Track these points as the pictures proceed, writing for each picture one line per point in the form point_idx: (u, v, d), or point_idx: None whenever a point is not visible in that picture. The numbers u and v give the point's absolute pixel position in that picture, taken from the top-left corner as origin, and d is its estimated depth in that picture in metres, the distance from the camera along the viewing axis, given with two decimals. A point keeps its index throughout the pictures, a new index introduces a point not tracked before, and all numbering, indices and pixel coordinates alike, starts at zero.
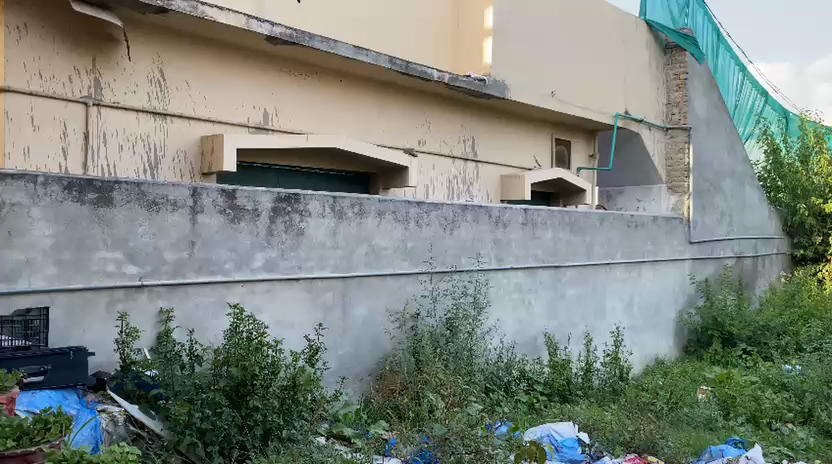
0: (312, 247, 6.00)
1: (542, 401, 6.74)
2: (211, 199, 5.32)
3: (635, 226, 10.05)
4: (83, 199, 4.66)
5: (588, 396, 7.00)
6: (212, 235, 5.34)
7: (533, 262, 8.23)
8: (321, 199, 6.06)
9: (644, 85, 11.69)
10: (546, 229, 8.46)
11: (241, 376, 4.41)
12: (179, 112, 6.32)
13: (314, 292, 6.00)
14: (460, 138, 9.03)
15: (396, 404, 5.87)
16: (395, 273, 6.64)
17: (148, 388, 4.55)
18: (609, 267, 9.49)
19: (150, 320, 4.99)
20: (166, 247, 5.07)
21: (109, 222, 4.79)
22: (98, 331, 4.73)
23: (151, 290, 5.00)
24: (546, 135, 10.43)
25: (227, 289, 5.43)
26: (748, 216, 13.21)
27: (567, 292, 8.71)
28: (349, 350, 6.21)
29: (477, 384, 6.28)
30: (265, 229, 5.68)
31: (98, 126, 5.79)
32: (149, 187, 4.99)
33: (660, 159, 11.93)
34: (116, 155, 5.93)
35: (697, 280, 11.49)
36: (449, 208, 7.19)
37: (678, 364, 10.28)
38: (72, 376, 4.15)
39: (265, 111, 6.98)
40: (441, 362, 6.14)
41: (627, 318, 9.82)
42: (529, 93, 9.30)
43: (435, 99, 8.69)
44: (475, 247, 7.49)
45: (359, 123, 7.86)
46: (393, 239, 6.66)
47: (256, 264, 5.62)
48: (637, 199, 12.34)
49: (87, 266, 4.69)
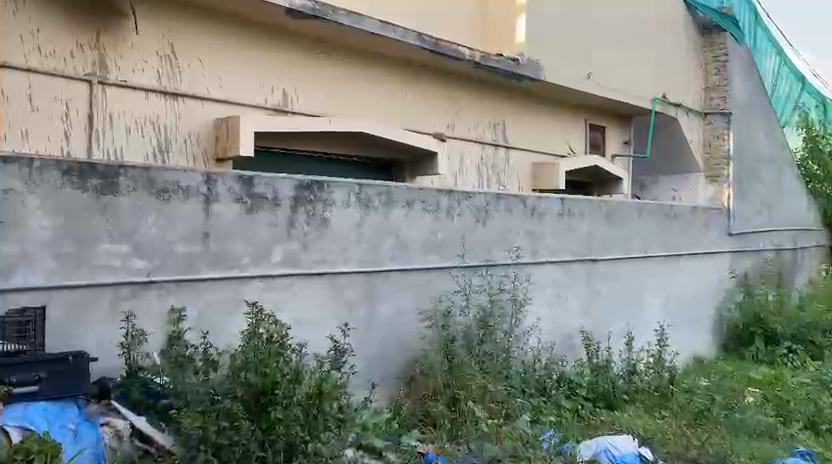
0: (337, 239, 5.49)
1: (586, 408, 6.10)
2: (226, 186, 4.82)
3: (673, 217, 9.45)
4: (84, 186, 4.17)
5: (636, 402, 6.39)
6: (227, 226, 4.84)
7: (569, 256, 7.66)
8: (346, 187, 5.55)
9: (681, 68, 11.05)
10: (583, 220, 7.90)
11: (260, 384, 3.90)
12: (192, 93, 5.82)
13: (338, 289, 5.49)
14: (490, 123, 8.47)
15: (429, 411, 5.37)
16: (424, 268, 6.11)
17: (158, 396, 4.10)
18: (647, 260, 8.91)
19: (158, 319, 4.50)
20: (177, 239, 4.58)
21: (114, 211, 4.30)
22: (102, 333, 4.25)
23: (160, 287, 4.51)
24: (579, 120, 9.83)
25: (243, 285, 4.93)
26: (787, 207, 12.52)
27: (604, 287, 8.14)
28: (375, 351, 5.70)
29: (515, 388, 5.73)
30: (286, 220, 5.17)
31: (103, 106, 5.29)
32: (158, 173, 4.49)
33: (698, 146, 11.31)
34: (124, 138, 5.44)
35: (737, 274, 10.82)
36: (482, 197, 6.65)
37: (716, 362, 9.60)
38: (74, 384, 3.72)
39: (284, 93, 6.47)
40: (477, 365, 5.59)
41: (665, 314, 9.21)
42: (564, 75, 8.71)
43: (464, 81, 8.15)
44: (509, 239, 6.94)
45: (384, 107, 7.34)
46: (423, 231, 6.13)
47: (275, 258, 5.11)
48: (672, 188, 11.76)
49: (89, 261, 4.20)
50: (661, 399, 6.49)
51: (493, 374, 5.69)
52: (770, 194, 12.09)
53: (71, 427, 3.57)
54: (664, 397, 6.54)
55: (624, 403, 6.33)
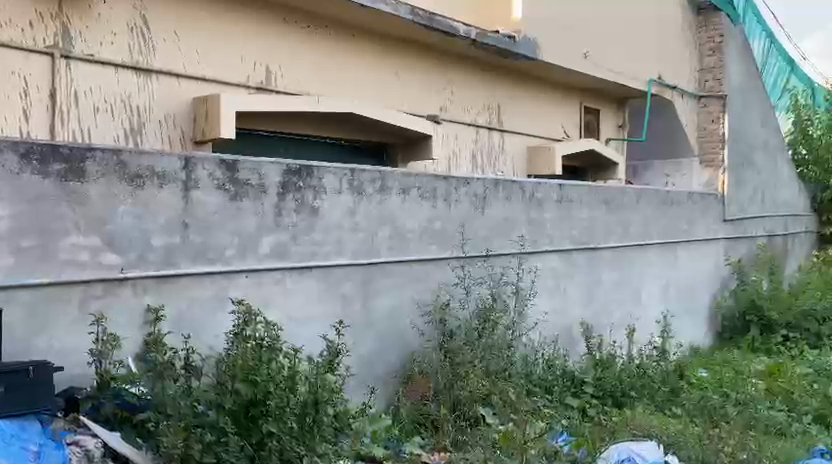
0: (328, 229, 5.04)
1: (593, 406, 5.76)
2: (207, 171, 4.35)
3: (670, 204, 9.14)
4: (46, 171, 3.67)
5: (644, 398, 6.05)
6: (210, 215, 4.37)
7: (569, 245, 7.31)
8: (338, 172, 5.10)
9: (674, 49, 10.74)
10: (582, 207, 7.55)
11: (250, 394, 3.51)
12: (167, 69, 5.31)
13: (331, 283, 5.06)
14: (484, 105, 8.06)
15: (430, 414, 4.99)
16: (422, 259, 5.70)
17: (135, 409, 3.59)
18: (645, 248, 8.58)
19: (134, 321, 4.03)
20: (154, 230, 4.11)
21: (81, 199, 3.81)
22: (70, 336, 3.77)
23: (135, 284, 4.03)
24: (574, 102, 9.46)
25: (227, 280, 4.47)
26: (780, 193, 12.28)
27: (603, 277, 7.80)
28: (371, 350, 5.28)
29: (518, 387, 5.38)
30: (273, 208, 4.72)
31: (67, 83, 4.77)
32: (131, 156, 4.01)
33: (692, 130, 11.03)
34: (92, 118, 4.92)
35: (733, 261, 10.56)
36: (480, 182, 6.25)
37: (714, 352, 9.33)
38: (35, 398, 3.25)
39: (267, 70, 5.98)
40: (480, 363, 5.24)
41: (663, 304, 8.90)
42: (561, 55, 8.32)
43: (457, 59, 7.72)
44: (508, 228, 6.55)
45: (373, 86, 6.88)
46: (420, 220, 5.72)
47: (263, 250, 4.66)
48: (665, 174, 11.53)
49: (53, 256, 3.71)
50: (670, 395, 6.17)
51: (497, 373, 5.30)
52: (764, 179, 11.85)
53: (32, 450, 3.10)
54: (673, 393, 6.22)
55: (631, 399, 5.99)
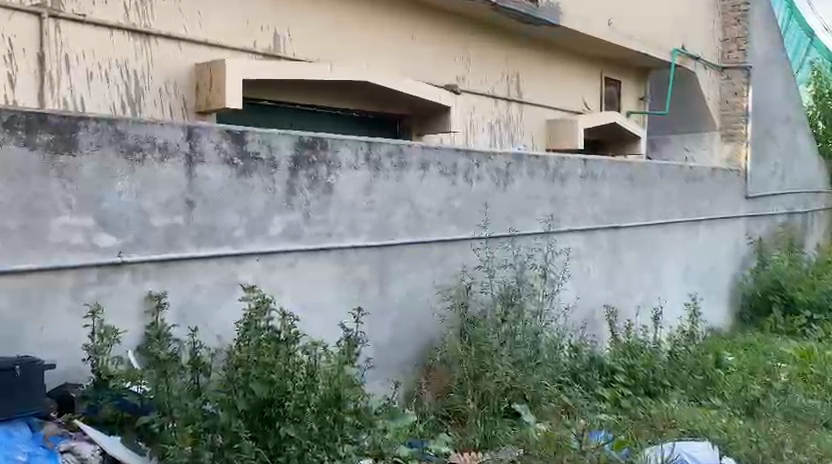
0: (343, 208, 4.64)
1: (626, 396, 5.42)
2: (212, 143, 3.93)
3: (693, 180, 8.73)
4: (32, 142, 3.26)
5: (679, 388, 5.67)
6: (216, 193, 3.96)
7: (592, 224, 6.90)
8: (354, 146, 4.68)
9: (696, 17, 10.25)
10: (606, 183, 7.13)
11: (265, 395, 3.12)
12: (166, 32, 4.85)
13: (346, 266, 4.67)
14: (503, 75, 7.62)
15: (456, 407, 4.59)
16: (442, 240, 5.31)
17: (135, 409, 3.20)
18: (668, 228, 8.17)
19: (134, 310, 3.64)
20: (154, 210, 3.70)
21: (73, 175, 3.40)
22: (62, 328, 3.38)
23: (135, 269, 3.64)
24: (594, 73, 9.01)
25: (236, 264, 4.08)
26: (801, 169, 11.80)
27: (626, 257, 7.39)
28: (388, 337, 4.91)
29: (548, 376, 4.99)
30: (285, 185, 4.30)
31: (57, 46, 4.31)
32: (128, 126, 3.60)
33: (714, 103, 10.58)
34: (85, 86, 4.48)
35: (754, 241, 10.18)
36: (502, 157, 5.83)
37: (736, 335, 8.91)
38: (23, 401, 2.87)
39: (275, 35, 5.54)
40: (506, 352, 4.87)
41: (685, 285, 8.47)
42: (583, 21, 7.84)
43: (473, 26, 7.27)
44: (531, 206, 6.14)
45: (387, 53, 6.45)
46: (440, 197, 5.31)
47: (273, 231, 4.26)
48: (686, 148, 11.13)
49: (42, 238, 3.31)
50: (707, 384, 5.75)
51: (526, 362, 4.95)
52: (786, 155, 11.37)
53: (21, 460, 2.72)
54: (710, 381, 5.82)
55: (665, 389, 5.62)
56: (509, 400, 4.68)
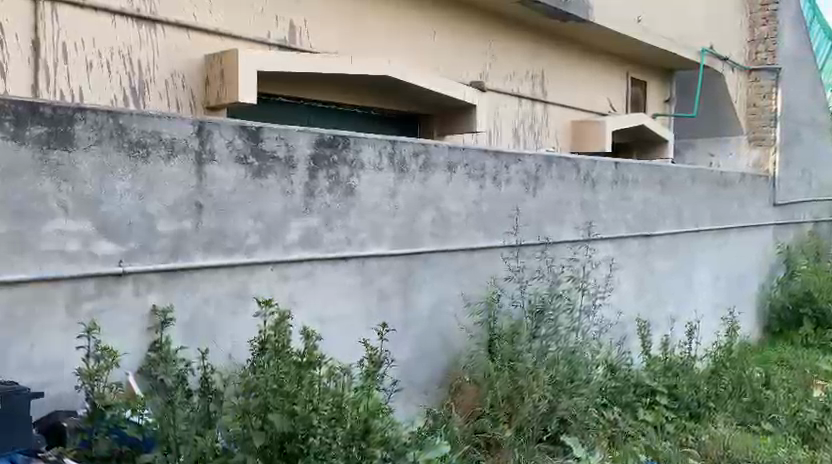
0: (365, 213, 4.23)
1: (671, 421, 5.01)
2: (225, 139, 3.52)
3: (724, 185, 8.31)
4: (22, 136, 2.86)
5: (723, 411, 5.26)
6: (228, 195, 3.55)
7: (623, 231, 6.47)
8: (378, 144, 4.27)
9: (723, 17, 9.89)
10: (637, 188, 6.71)
11: (287, 429, 2.72)
12: (175, 19, 4.46)
13: (368, 276, 4.25)
14: (527, 72, 7.23)
15: (488, 433, 4.21)
16: (469, 247, 4.88)
17: (131, 443, 2.78)
18: (698, 235, 7.73)
19: (137, 326, 3.23)
20: (159, 213, 3.29)
21: (69, 174, 3.00)
22: (54, 348, 2.97)
23: (137, 280, 3.23)
24: (619, 73, 8.66)
25: (249, 274, 3.66)
26: (829, 175, 11.29)
27: (656, 266, 6.96)
28: (413, 354, 4.49)
29: (586, 398, 4.57)
30: (303, 188, 3.89)
31: (53, 31, 3.92)
32: (131, 120, 3.19)
33: (741, 107, 10.28)
34: (83, 76, 4.07)
35: (782, 247, 9.54)
36: (532, 159, 5.41)
37: (767, 348, 8.38)
38: (7, 435, 2.44)
39: (291, 25, 5.15)
40: (543, 371, 4.45)
41: (716, 296, 7.99)
42: (613, 17, 7.45)
43: (498, 20, 6.88)
44: (562, 211, 5.72)
45: (408, 47, 6.06)
46: (468, 201, 4.89)
47: (291, 238, 3.84)
48: (710, 153, 10.77)
49: (33, 246, 2.90)
50: (752, 406, 5.35)
51: (565, 383, 4.49)
52: (815, 160, 10.91)
53: None
54: (757, 404, 5.40)
55: (709, 411, 5.23)
56: (543, 423, 4.37)
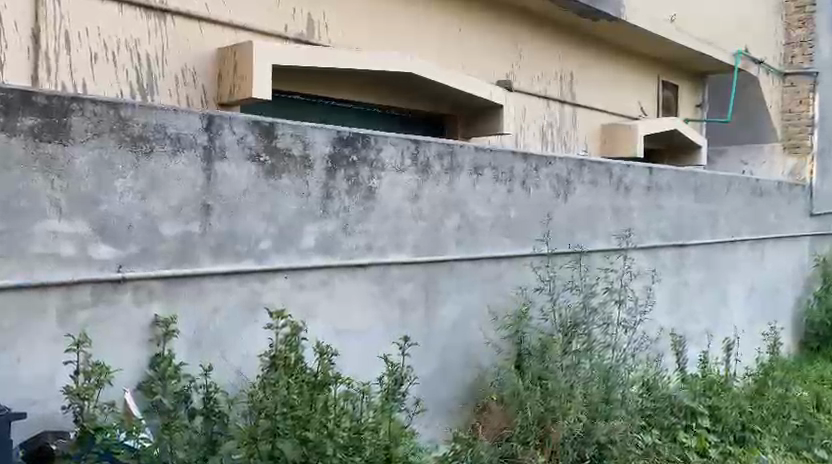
0: (386, 217, 3.92)
1: (713, 445, 4.69)
2: (236, 135, 3.24)
3: (760, 193, 7.91)
4: (13, 127, 2.59)
5: (769, 434, 4.92)
6: (238, 196, 3.26)
7: (656, 241, 6.10)
8: (400, 144, 3.96)
9: (758, 20, 9.53)
10: (671, 195, 6.34)
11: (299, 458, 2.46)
12: (185, 10, 4.20)
13: (388, 286, 3.93)
14: (556, 74, 6.92)
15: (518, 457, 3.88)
16: (497, 256, 4.56)
17: None
18: (733, 246, 7.33)
19: (136, 338, 2.94)
20: (163, 215, 3.01)
21: (63, 170, 2.72)
22: (45, 362, 2.69)
23: (138, 287, 2.94)
24: (650, 76, 8.33)
25: (261, 283, 3.36)
26: None
27: (691, 278, 6.57)
28: (434, 370, 4.16)
29: (623, 420, 4.23)
30: (320, 189, 3.59)
31: (56, 19, 3.67)
32: (134, 112, 2.92)
33: (776, 112, 9.93)
34: (88, 68, 3.83)
35: (819, 258, 8.90)
36: (564, 162, 5.08)
37: (805, 364, 7.87)
38: None
39: (309, 19, 4.89)
40: (577, 391, 4.10)
41: (751, 311, 7.56)
42: (645, 16, 7.12)
43: (527, 19, 6.60)
44: (593, 218, 5.38)
45: (432, 45, 5.79)
46: (495, 206, 4.57)
47: (306, 244, 3.54)
48: (742, 160, 10.40)
49: (23, 249, 2.63)
50: (800, 430, 5.07)
51: (601, 403, 4.18)
52: None
53: None
54: (807, 428, 5.10)
55: (756, 435, 4.86)
56: (579, 447, 4.03)
